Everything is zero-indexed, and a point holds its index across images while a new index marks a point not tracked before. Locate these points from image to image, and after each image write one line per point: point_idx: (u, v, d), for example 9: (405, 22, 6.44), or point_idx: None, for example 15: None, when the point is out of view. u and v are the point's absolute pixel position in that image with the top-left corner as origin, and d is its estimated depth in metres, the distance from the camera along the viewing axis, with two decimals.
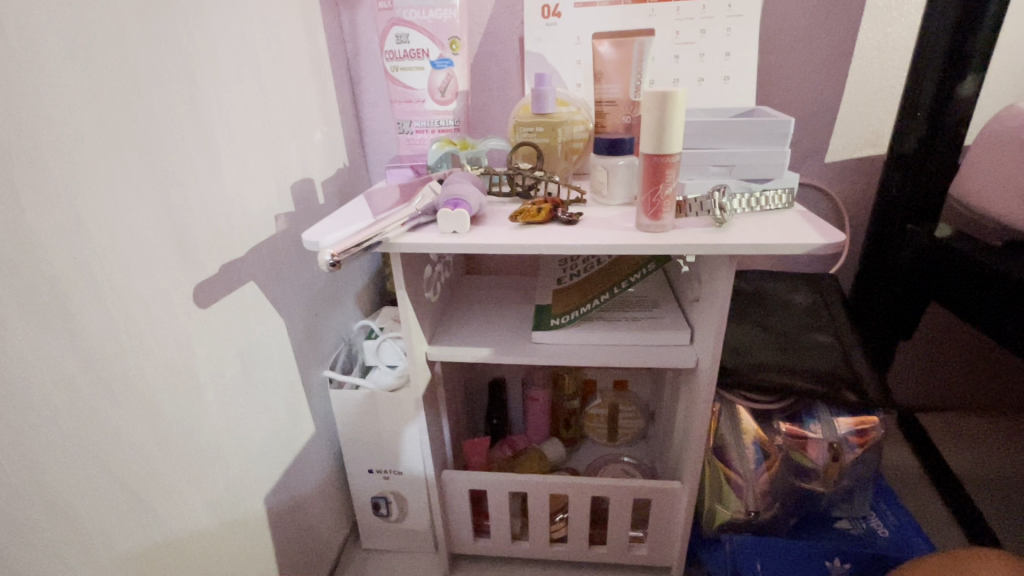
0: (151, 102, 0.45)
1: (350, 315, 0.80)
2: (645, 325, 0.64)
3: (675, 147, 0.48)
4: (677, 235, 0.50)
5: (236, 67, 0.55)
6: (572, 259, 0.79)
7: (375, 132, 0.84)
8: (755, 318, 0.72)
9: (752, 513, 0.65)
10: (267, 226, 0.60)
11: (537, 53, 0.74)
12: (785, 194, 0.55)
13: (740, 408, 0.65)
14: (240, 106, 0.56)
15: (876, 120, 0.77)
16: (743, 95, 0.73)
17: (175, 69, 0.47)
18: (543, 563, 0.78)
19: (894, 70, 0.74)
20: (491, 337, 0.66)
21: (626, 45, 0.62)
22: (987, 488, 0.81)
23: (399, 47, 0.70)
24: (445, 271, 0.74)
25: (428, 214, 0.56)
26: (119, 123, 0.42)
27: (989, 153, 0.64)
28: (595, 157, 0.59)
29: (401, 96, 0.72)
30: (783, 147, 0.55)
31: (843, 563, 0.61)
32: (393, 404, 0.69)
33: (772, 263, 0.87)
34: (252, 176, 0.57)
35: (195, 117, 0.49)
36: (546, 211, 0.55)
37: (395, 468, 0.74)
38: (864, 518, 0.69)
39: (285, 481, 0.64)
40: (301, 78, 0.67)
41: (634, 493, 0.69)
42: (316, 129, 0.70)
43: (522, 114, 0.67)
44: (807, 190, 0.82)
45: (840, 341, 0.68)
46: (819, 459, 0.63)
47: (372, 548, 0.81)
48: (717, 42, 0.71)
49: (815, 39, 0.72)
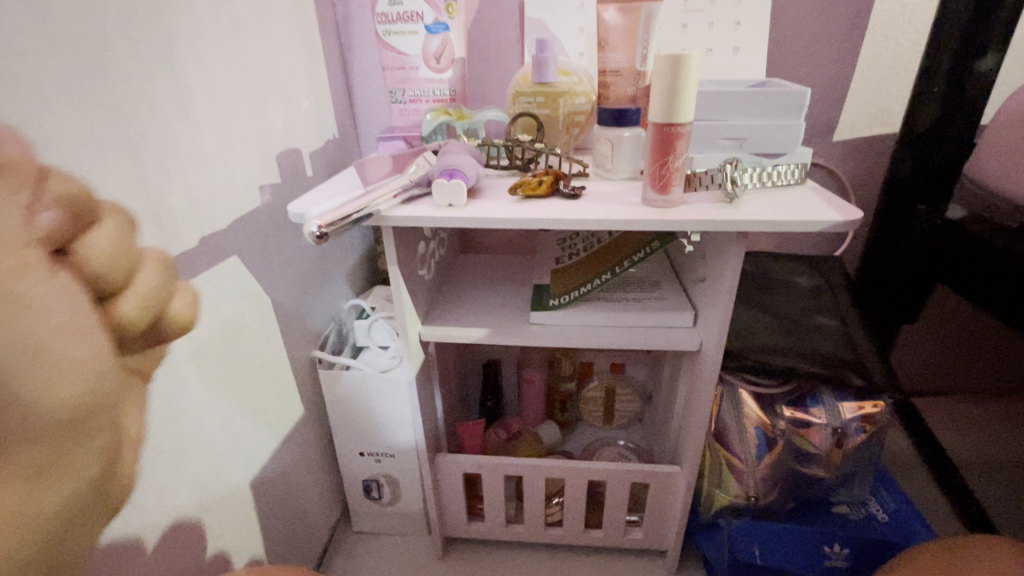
0: (122, 59, 0.41)
1: (341, 294, 0.77)
2: (647, 306, 0.62)
3: (686, 116, 0.45)
4: (686, 210, 0.47)
5: (215, 26, 0.51)
6: (570, 238, 0.76)
7: (367, 102, 0.80)
8: (758, 300, 0.70)
9: (751, 499, 0.64)
10: (251, 198, 0.56)
11: (538, 19, 0.70)
12: (797, 169, 0.52)
13: (743, 393, 0.62)
14: (221, 69, 0.52)
15: (887, 97, 0.74)
16: (753, 68, 0.70)
17: (145, 22, 0.43)
18: (538, 547, 0.77)
19: (908, 44, 0.71)
20: (488, 317, 0.64)
21: (632, 11, 0.59)
22: (986, 470, 0.81)
23: (392, 10, 0.65)
24: (439, 249, 0.71)
25: (422, 185, 0.52)
26: (86, 80, 0.38)
27: (1006, 131, 0.61)
28: (598, 129, 0.56)
29: (394, 63, 0.68)
30: (797, 119, 0.52)
31: (843, 548, 0.61)
32: (386, 386, 0.67)
33: (776, 244, 0.84)
34: (234, 144, 0.53)
35: (173, 79, 0.46)
36: (548, 183, 0.52)
37: (387, 450, 0.72)
38: (864, 503, 0.67)
39: (273, 465, 0.62)
40: (287, 40, 0.63)
41: (632, 477, 0.68)
42: (303, 98, 0.66)
43: (521, 83, 0.63)
44: (813, 169, 0.79)
45: (845, 325, 0.66)
46: (823, 445, 0.61)
47: (362, 531, 0.80)
48: (727, 11, 0.68)
49: (830, 9, 0.69)
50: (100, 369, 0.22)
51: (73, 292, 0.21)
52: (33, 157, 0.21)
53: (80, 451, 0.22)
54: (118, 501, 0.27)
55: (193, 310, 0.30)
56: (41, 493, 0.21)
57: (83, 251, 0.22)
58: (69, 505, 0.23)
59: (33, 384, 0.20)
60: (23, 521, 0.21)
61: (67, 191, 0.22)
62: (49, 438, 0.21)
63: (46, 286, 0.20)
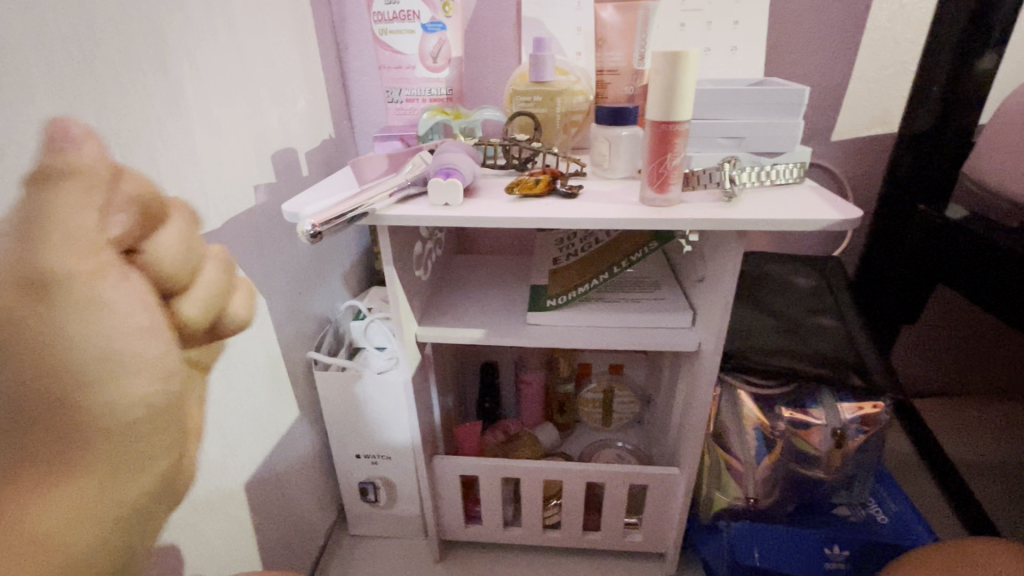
0: (114, 57, 0.41)
1: (337, 295, 0.76)
2: (645, 306, 0.61)
3: (684, 114, 0.45)
4: (684, 209, 0.47)
5: (209, 24, 0.51)
6: (569, 238, 0.75)
7: (364, 102, 0.79)
8: (757, 301, 0.70)
9: (750, 500, 0.63)
10: (246, 197, 0.56)
11: (535, 18, 0.70)
12: (797, 168, 0.51)
13: (742, 394, 0.62)
14: (215, 67, 0.51)
15: (885, 97, 0.74)
16: (751, 67, 0.69)
17: (137, 19, 0.43)
18: (537, 550, 0.77)
19: (907, 43, 0.71)
20: (485, 318, 0.63)
21: (630, 9, 0.59)
22: (985, 472, 0.81)
23: (388, 9, 0.65)
24: (436, 249, 0.70)
25: (418, 184, 0.52)
26: (77, 77, 0.38)
27: (1004, 131, 0.61)
28: (596, 128, 0.55)
29: (390, 62, 0.67)
30: (796, 118, 0.52)
31: (842, 550, 0.61)
32: (383, 387, 0.67)
33: (775, 245, 0.84)
34: (228, 143, 0.53)
35: (166, 77, 0.45)
36: (545, 182, 0.52)
37: (384, 452, 0.71)
38: (864, 505, 0.66)
39: (267, 467, 0.61)
40: (283, 39, 0.63)
41: (631, 479, 0.67)
42: (299, 97, 0.66)
43: (519, 83, 0.63)
44: (811, 168, 0.79)
45: (845, 326, 0.66)
46: (822, 446, 0.60)
47: (359, 534, 0.79)
48: (725, 10, 0.68)
49: (828, 8, 0.69)
50: (167, 365, 0.25)
51: (143, 294, 0.25)
52: (110, 165, 0.25)
53: (153, 446, 0.26)
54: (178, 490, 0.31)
55: (247, 311, 0.35)
56: (119, 480, 0.25)
57: (155, 253, 0.27)
58: (143, 492, 0.27)
59: (113, 378, 0.24)
60: (104, 504, 0.25)
61: (136, 194, 0.27)
62: (125, 431, 0.25)
63: (122, 287, 0.24)
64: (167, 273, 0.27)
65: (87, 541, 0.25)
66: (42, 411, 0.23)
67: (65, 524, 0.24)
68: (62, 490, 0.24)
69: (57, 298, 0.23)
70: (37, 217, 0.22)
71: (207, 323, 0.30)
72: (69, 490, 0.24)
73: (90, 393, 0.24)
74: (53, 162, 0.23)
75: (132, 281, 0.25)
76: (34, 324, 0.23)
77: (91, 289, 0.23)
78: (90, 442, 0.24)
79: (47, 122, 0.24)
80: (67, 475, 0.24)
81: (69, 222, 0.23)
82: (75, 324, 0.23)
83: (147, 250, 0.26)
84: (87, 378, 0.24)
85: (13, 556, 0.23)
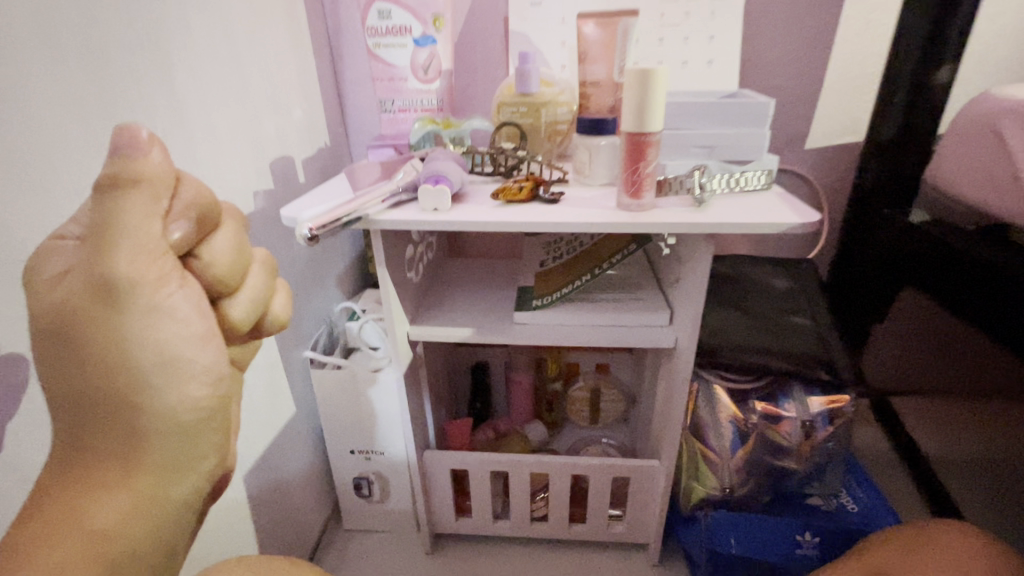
0: (123, 73, 0.44)
1: (332, 297, 0.79)
2: (626, 306, 0.65)
3: (655, 125, 0.48)
4: (657, 213, 0.50)
5: (211, 40, 0.54)
6: (555, 242, 0.79)
7: (358, 111, 0.83)
8: (734, 301, 0.73)
9: (727, 490, 0.66)
10: (245, 203, 0.59)
11: (521, 32, 0.73)
12: (765, 175, 0.55)
13: (718, 389, 0.65)
14: (216, 80, 0.54)
15: (854, 107, 0.78)
16: (726, 80, 0.73)
17: (144, 37, 0.46)
18: (525, 543, 0.79)
19: (873, 56, 0.75)
20: (474, 318, 0.66)
21: (610, 26, 0.63)
22: (957, 467, 0.84)
23: (381, 24, 0.68)
24: (427, 253, 0.74)
25: (409, 191, 0.55)
26: (90, 92, 0.41)
27: (957, 140, 0.65)
28: (577, 138, 0.59)
29: (383, 74, 0.70)
30: (763, 128, 0.55)
31: (813, 537, 0.64)
32: (376, 385, 0.70)
33: (753, 248, 0.88)
34: (229, 151, 0.56)
35: (171, 90, 0.48)
36: (528, 188, 0.55)
37: (377, 448, 0.74)
38: (835, 495, 0.70)
39: (265, 461, 0.64)
40: (280, 52, 0.66)
41: (613, 471, 0.70)
42: (296, 107, 0.69)
43: (505, 94, 0.66)
44: (786, 175, 0.83)
45: (816, 324, 0.69)
46: (792, 437, 0.64)
47: (353, 529, 0.81)
48: (701, 25, 0.71)
49: (798, 24, 0.73)
50: (215, 370, 0.31)
51: (198, 301, 0.30)
52: (173, 172, 0.28)
53: (199, 444, 0.31)
54: (216, 489, 0.35)
55: (288, 313, 0.37)
56: (172, 477, 0.31)
57: (210, 259, 0.30)
58: (190, 487, 0.32)
59: (172, 384, 0.30)
60: (160, 496, 0.31)
61: (194, 201, 0.29)
62: (180, 429, 0.30)
63: (180, 295, 0.29)
64: (217, 277, 0.31)
65: (145, 530, 0.30)
66: (120, 405, 0.29)
67: (127, 516, 0.30)
68: (130, 478, 0.30)
69: (132, 306, 0.28)
70: (115, 228, 0.27)
71: (252, 323, 0.33)
72: (135, 475, 0.30)
73: (155, 393, 0.29)
74: (122, 171, 0.27)
75: (187, 287, 0.29)
76: (117, 332, 0.28)
77: (157, 296, 0.28)
78: (152, 437, 0.30)
79: (117, 130, 0.27)
80: (136, 464, 0.30)
81: (140, 231, 0.27)
82: (146, 329, 0.28)
83: (203, 255, 0.30)
84: (152, 382, 0.29)
85: (90, 538, 0.29)
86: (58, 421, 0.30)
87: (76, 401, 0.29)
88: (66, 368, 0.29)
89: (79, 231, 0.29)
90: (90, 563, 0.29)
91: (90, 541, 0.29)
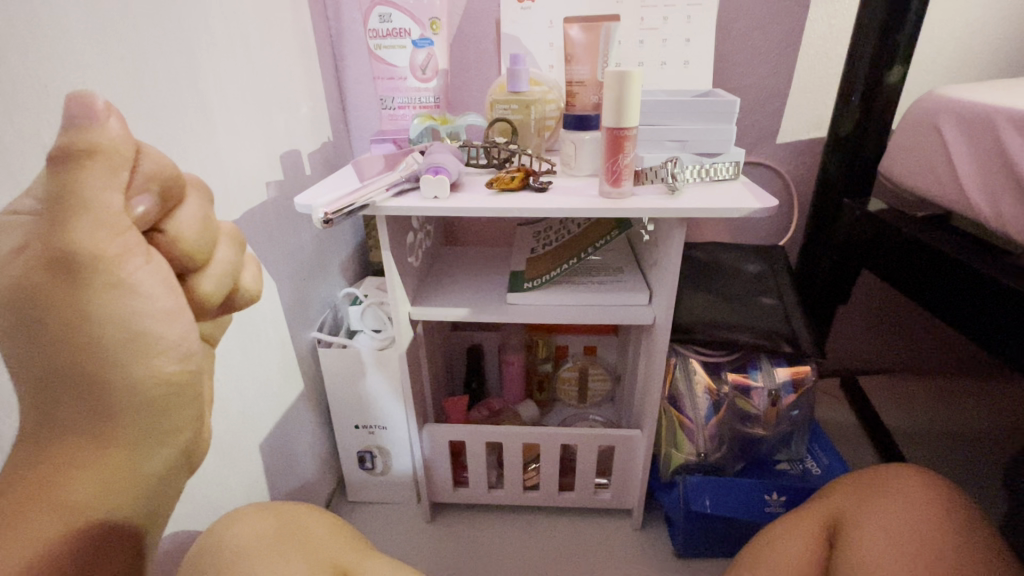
0: (155, 74, 0.49)
1: (336, 282, 0.84)
2: (609, 287, 0.71)
3: (632, 121, 0.54)
4: (634, 200, 0.56)
5: (227, 42, 0.59)
6: (545, 230, 0.84)
7: (359, 108, 0.88)
8: (709, 284, 0.80)
9: (702, 455, 0.73)
10: (259, 192, 0.64)
11: (513, 35, 0.79)
12: (733, 166, 0.61)
13: (694, 362, 0.71)
14: (233, 80, 0.59)
15: (820, 105, 0.84)
16: (702, 79, 0.79)
17: (172, 41, 0.51)
18: (518, 511, 0.85)
19: (836, 58, 0.81)
20: (470, 299, 0.72)
21: (594, 30, 0.68)
22: (916, 437, 0.90)
23: (382, 26, 0.73)
24: (426, 240, 0.79)
25: (411, 181, 0.60)
26: (128, 91, 0.46)
27: (906, 134, 0.71)
28: (564, 133, 0.65)
29: (383, 73, 0.76)
30: (730, 124, 0.61)
31: (780, 497, 0.70)
32: (378, 362, 0.75)
33: (729, 236, 0.94)
34: (245, 145, 0.61)
35: (193, 89, 0.53)
36: (519, 178, 0.60)
37: (379, 423, 0.79)
38: (801, 460, 0.76)
39: (276, 432, 0.69)
40: (289, 52, 0.71)
41: (598, 440, 0.76)
42: (302, 104, 0.74)
43: (498, 93, 0.72)
44: (759, 168, 0.89)
45: (782, 303, 0.76)
46: (760, 405, 0.70)
47: (357, 501, 0.87)
48: (679, 28, 0.77)
49: (767, 28, 0.79)
50: (186, 345, 0.31)
51: (164, 275, 0.30)
52: (130, 142, 0.28)
53: (171, 418, 0.32)
54: (196, 460, 0.36)
55: (258, 285, 0.38)
56: (143, 450, 0.32)
57: (175, 233, 0.31)
58: (163, 460, 0.33)
59: (139, 356, 0.30)
60: (132, 469, 0.32)
61: (155, 172, 0.29)
62: (151, 405, 0.31)
63: (145, 269, 0.29)
64: (184, 252, 0.31)
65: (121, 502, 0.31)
66: (83, 380, 0.30)
67: (99, 489, 0.31)
68: (102, 451, 0.31)
69: (91, 280, 0.28)
70: (70, 201, 0.27)
71: (222, 296, 0.34)
72: (102, 451, 0.31)
73: (119, 369, 0.30)
74: (77, 140, 0.26)
75: (152, 261, 0.30)
76: (79, 306, 0.28)
77: (122, 269, 0.28)
78: (118, 412, 0.30)
79: (71, 98, 0.26)
80: (105, 436, 0.31)
81: (97, 203, 0.27)
82: (111, 304, 0.29)
83: (169, 229, 0.30)
84: (119, 357, 0.30)
85: (63, 510, 0.30)
86: (25, 390, 0.30)
87: (44, 372, 0.29)
88: (27, 345, 0.29)
89: (33, 204, 0.28)
90: (62, 534, 0.30)
91: (61, 514, 0.30)
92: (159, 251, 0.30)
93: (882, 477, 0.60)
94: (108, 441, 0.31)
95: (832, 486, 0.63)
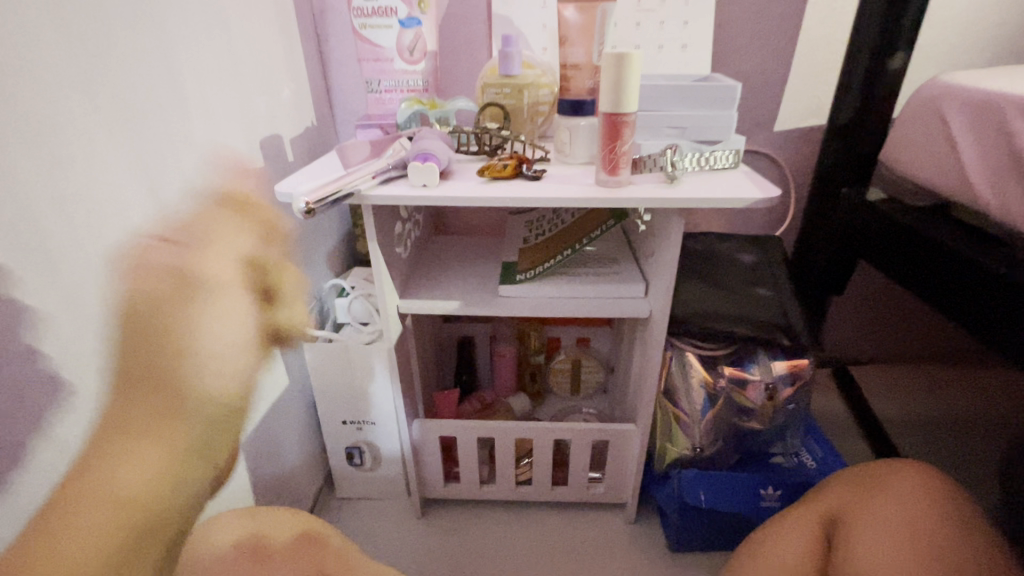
0: (123, 49, 0.45)
1: (321, 273, 0.81)
2: (604, 279, 0.69)
3: (630, 106, 0.52)
4: (632, 189, 0.54)
5: (203, 19, 0.55)
6: (537, 219, 0.82)
7: (344, 91, 0.84)
8: (706, 275, 0.78)
9: (697, 449, 0.71)
10: (238, 179, 0.61)
11: (504, 16, 0.76)
12: (732, 154, 0.59)
13: (690, 356, 0.70)
14: (209, 59, 0.56)
15: (819, 92, 0.82)
16: (700, 64, 0.77)
17: (142, 15, 0.47)
18: (510, 505, 0.84)
19: (836, 43, 0.79)
20: (461, 291, 0.70)
21: (589, 10, 0.66)
22: (906, 427, 0.91)
23: (367, 4, 0.70)
24: (415, 230, 0.76)
25: (398, 168, 0.58)
26: (93, 68, 0.42)
27: (908, 123, 0.69)
28: (559, 119, 0.62)
29: (369, 54, 0.72)
30: (730, 110, 0.59)
31: (775, 491, 0.70)
32: (365, 356, 0.72)
33: (724, 226, 0.92)
34: (222, 128, 0.58)
35: (166, 68, 0.50)
36: (512, 166, 0.58)
37: (368, 418, 0.77)
38: (796, 453, 0.75)
39: (261, 430, 0.67)
40: (269, 30, 0.67)
41: (593, 435, 0.75)
42: (284, 87, 0.70)
43: (489, 76, 0.69)
44: (756, 156, 0.87)
45: (779, 295, 0.75)
46: (756, 399, 0.69)
47: (346, 497, 0.85)
48: (676, 11, 0.75)
49: (767, 11, 0.76)
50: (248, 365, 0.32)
51: (244, 306, 0.32)
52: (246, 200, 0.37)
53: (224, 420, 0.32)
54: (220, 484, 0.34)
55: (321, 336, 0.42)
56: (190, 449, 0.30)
57: (271, 275, 0.36)
58: (204, 467, 0.31)
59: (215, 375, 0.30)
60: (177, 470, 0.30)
61: (262, 220, 0.37)
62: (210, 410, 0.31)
63: (234, 298, 0.31)
64: (268, 287, 0.36)
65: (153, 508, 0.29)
66: (159, 386, 0.29)
67: (141, 487, 0.29)
68: (155, 451, 0.29)
69: (190, 295, 0.30)
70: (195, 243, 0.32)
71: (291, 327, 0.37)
72: (153, 449, 0.29)
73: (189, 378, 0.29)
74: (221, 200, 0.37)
75: (239, 291, 0.32)
76: (168, 312, 0.29)
77: (216, 293, 0.31)
78: (181, 420, 0.29)
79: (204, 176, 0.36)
80: (162, 437, 0.29)
81: (213, 245, 0.32)
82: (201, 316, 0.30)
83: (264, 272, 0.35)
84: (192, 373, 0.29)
85: (109, 505, 0.28)
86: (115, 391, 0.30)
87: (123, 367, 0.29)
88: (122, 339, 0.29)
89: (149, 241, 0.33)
90: (102, 529, 0.28)
91: (107, 508, 0.28)
92: (249, 283, 0.34)
93: (881, 474, 0.58)
94: (179, 445, 0.30)
95: (828, 481, 0.62)
